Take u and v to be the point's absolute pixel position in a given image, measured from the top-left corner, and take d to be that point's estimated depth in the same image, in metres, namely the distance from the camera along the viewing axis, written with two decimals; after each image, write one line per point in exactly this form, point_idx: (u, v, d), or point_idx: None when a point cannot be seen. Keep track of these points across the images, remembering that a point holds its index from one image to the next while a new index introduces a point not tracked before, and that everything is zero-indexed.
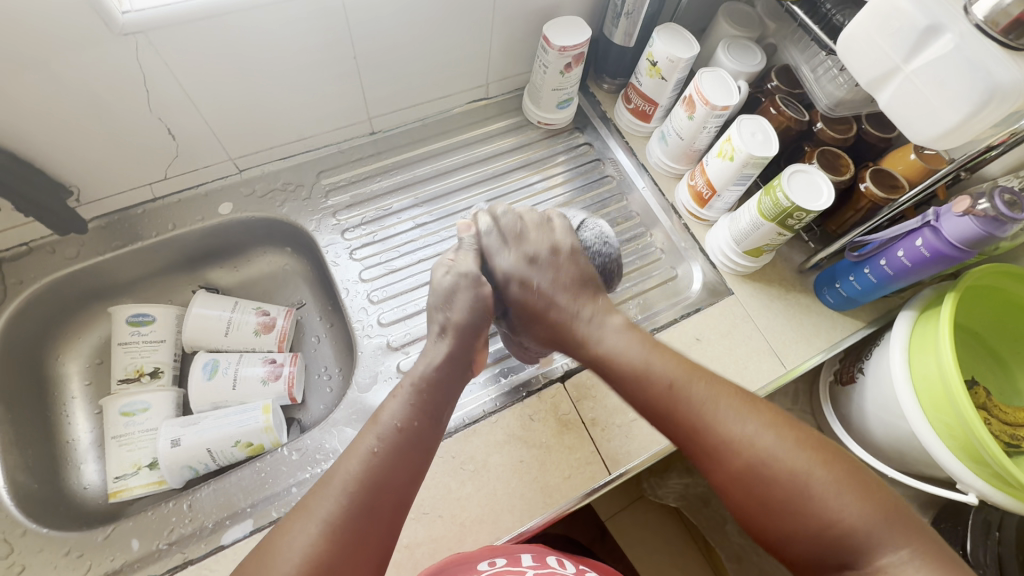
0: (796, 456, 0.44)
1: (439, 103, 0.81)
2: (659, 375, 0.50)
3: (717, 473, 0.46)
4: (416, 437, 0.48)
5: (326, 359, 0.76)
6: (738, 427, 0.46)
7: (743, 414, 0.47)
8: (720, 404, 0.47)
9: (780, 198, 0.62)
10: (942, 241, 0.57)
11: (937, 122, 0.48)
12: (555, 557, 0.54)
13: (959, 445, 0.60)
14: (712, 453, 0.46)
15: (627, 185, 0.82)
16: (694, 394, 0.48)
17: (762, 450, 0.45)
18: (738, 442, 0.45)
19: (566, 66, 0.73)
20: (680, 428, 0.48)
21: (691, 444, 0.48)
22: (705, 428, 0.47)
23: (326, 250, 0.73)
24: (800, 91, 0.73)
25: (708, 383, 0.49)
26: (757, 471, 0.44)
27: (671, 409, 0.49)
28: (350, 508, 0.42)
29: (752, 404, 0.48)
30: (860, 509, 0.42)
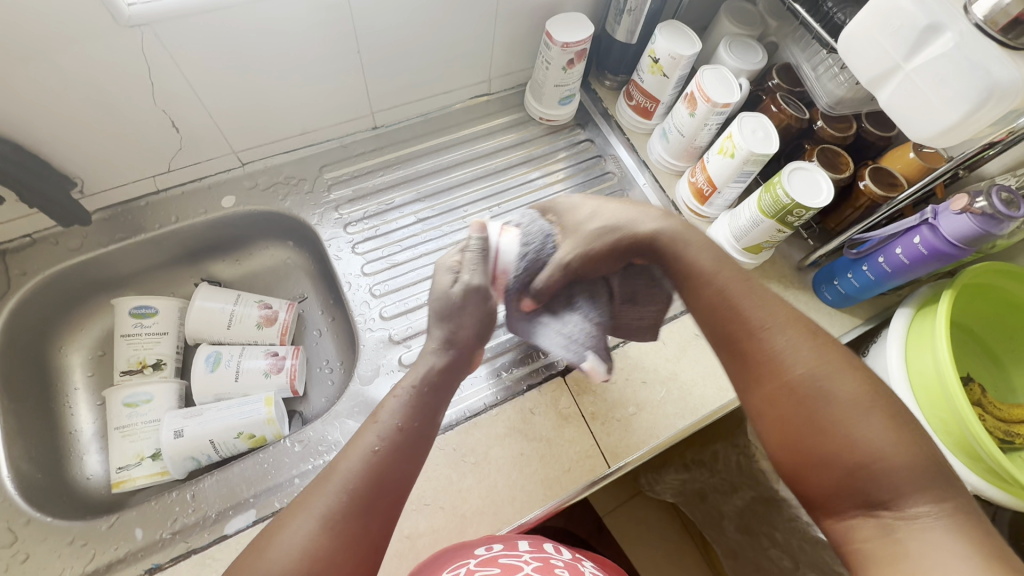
0: (845, 387, 0.44)
1: (441, 98, 0.81)
2: (728, 286, 0.50)
3: (761, 390, 0.47)
4: (414, 435, 0.47)
5: (328, 352, 0.77)
6: (798, 343, 0.46)
7: (804, 340, 0.46)
8: (782, 325, 0.47)
9: (780, 195, 0.63)
10: (940, 239, 0.58)
11: (935, 120, 0.48)
12: (552, 544, 0.54)
13: (953, 440, 0.61)
14: (760, 369, 0.47)
15: (628, 182, 0.83)
16: (756, 312, 0.48)
17: (812, 377, 0.45)
18: (790, 365, 0.46)
19: (568, 63, 0.74)
20: (735, 341, 0.49)
21: (746, 350, 0.48)
22: (758, 344, 0.47)
23: (328, 243, 0.73)
24: (800, 89, 0.73)
25: (774, 300, 0.49)
26: (802, 394, 0.45)
27: (730, 322, 0.49)
28: (349, 505, 0.43)
29: (815, 333, 0.47)
30: (901, 448, 0.41)
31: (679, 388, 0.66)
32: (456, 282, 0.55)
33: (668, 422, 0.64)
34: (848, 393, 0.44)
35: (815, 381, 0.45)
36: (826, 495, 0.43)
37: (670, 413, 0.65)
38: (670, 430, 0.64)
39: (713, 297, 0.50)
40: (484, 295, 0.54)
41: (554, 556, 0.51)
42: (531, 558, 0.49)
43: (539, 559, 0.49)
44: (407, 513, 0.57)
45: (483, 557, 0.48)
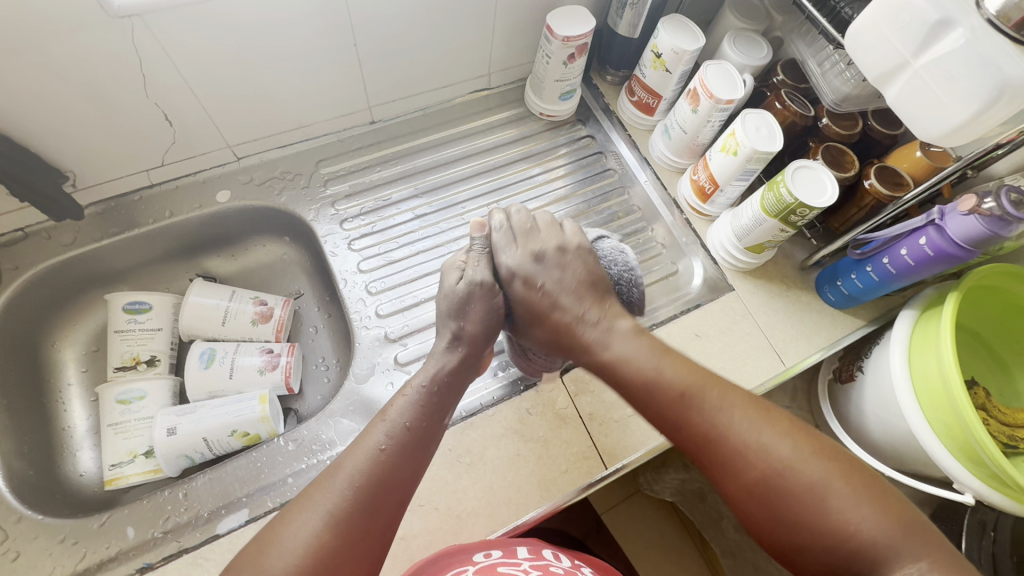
0: (813, 467, 0.42)
1: (440, 92, 0.80)
2: (674, 378, 0.47)
3: (730, 486, 0.44)
4: (421, 433, 0.47)
5: (324, 350, 0.76)
6: (750, 433, 0.44)
7: (760, 423, 0.45)
8: (734, 412, 0.45)
9: (783, 194, 0.61)
10: (947, 240, 0.56)
11: (944, 119, 0.47)
12: (550, 551, 0.54)
13: (957, 445, 0.60)
14: (722, 464, 0.44)
15: (629, 179, 0.81)
16: (707, 399, 0.46)
17: (779, 463, 0.43)
18: (754, 455, 0.43)
19: (569, 57, 0.72)
20: (691, 439, 0.46)
21: (704, 454, 0.45)
22: (717, 437, 0.45)
23: (324, 240, 0.72)
24: (805, 86, 0.72)
25: (721, 391, 0.47)
26: (773, 484, 0.43)
27: (682, 415, 0.46)
28: (356, 500, 0.42)
29: (771, 411, 0.45)
30: (880, 520, 0.40)
31: None
32: (462, 278, 0.57)
33: None
34: (818, 471, 0.42)
35: (783, 467, 0.43)
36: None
37: None
38: None
39: (660, 387, 0.48)
40: (490, 290, 0.55)
41: (553, 564, 0.50)
42: (530, 567, 0.48)
43: (539, 568, 0.48)
44: None
45: (482, 565, 0.48)
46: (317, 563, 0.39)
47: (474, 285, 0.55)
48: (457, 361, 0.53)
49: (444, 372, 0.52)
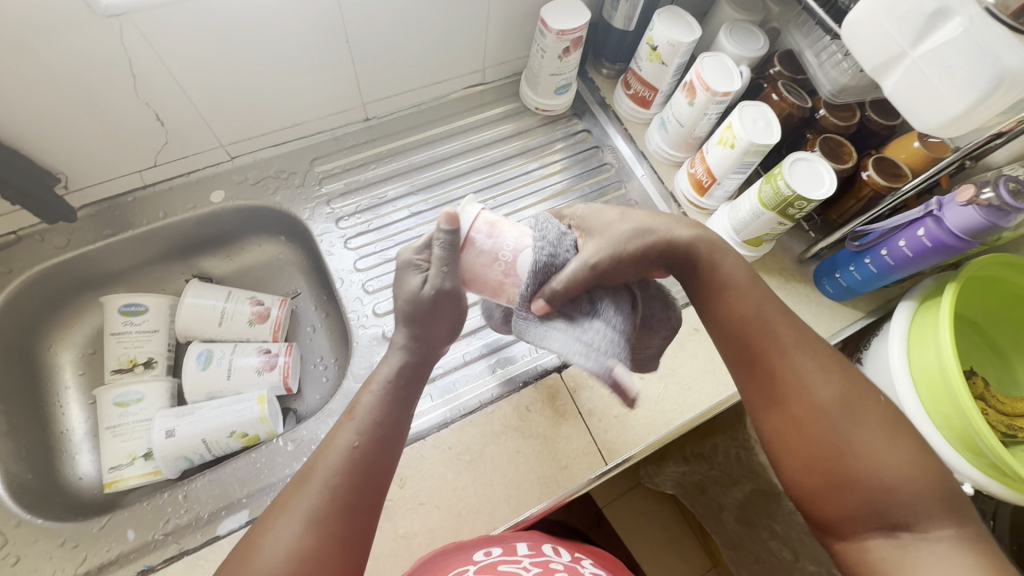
0: (868, 420, 0.46)
1: (434, 88, 0.79)
2: (767, 307, 0.50)
3: (790, 412, 0.48)
4: (388, 432, 0.47)
5: (322, 349, 0.76)
6: (822, 374, 0.48)
7: (831, 372, 0.48)
8: (809, 354, 0.49)
9: (781, 186, 0.61)
10: (945, 231, 0.56)
11: (942, 110, 0.47)
12: (550, 546, 0.54)
13: (956, 436, 0.60)
14: (786, 390, 0.48)
15: (626, 173, 0.81)
16: (788, 335, 0.50)
17: (834, 405, 0.46)
18: (816, 388, 0.47)
19: (564, 51, 0.72)
20: (756, 354, 0.49)
21: (766, 374, 0.49)
22: (786, 368, 0.48)
23: (320, 239, 0.71)
24: (802, 77, 0.71)
25: (799, 327, 0.50)
26: (829, 417, 0.46)
27: (760, 344, 0.49)
28: (330, 503, 0.42)
29: (846, 366, 0.49)
30: (920, 479, 0.44)
31: (677, 384, 0.65)
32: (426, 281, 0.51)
33: (666, 418, 0.63)
34: (872, 422, 0.46)
35: (843, 405, 0.46)
36: (848, 519, 0.44)
37: (668, 409, 0.64)
38: (668, 426, 0.63)
39: (751, 319, 0.50)
40: (455, 300, 0.51)
41: (553, 560, 0.51)
42: (531, 563, 0.49)
43: (539, 565, 0.48)
44: (402, 512, 0.56)
45: (484, 563, 0.47)
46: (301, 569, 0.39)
47: (441, 293, 0.50)
48: (416, 358, 0.50)
49: (408, 366, 0.50)
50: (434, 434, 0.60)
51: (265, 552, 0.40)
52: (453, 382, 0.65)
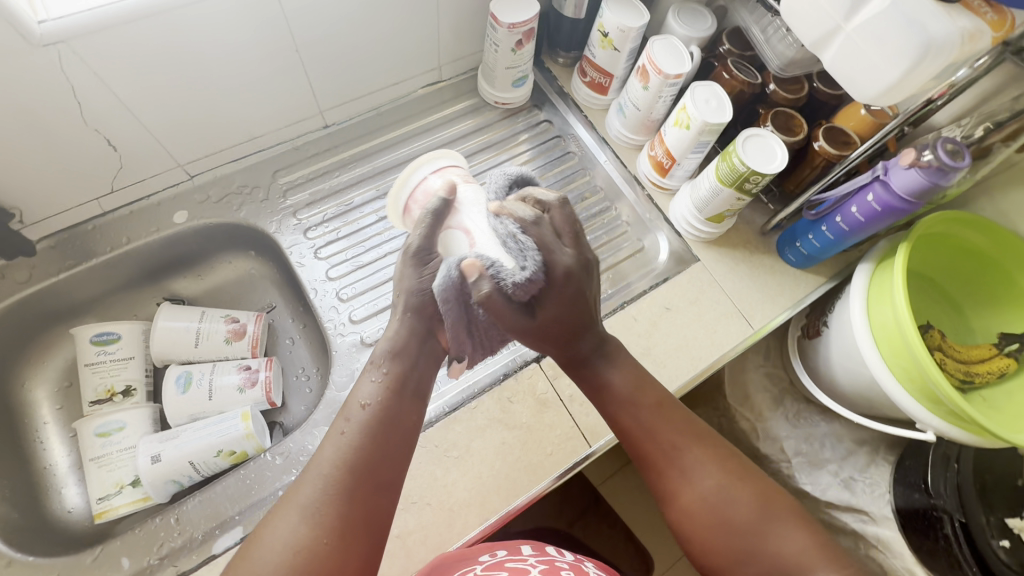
0: (744, 502, 0.50)
1: (392, 90, 0.79)
2: (648, 413, 0.54)
3: (678, 508, 0.51)
4: (390, 420, 0.48)
5: (303, 360, 0.76)
6: (700, 459, 0.52)
7: (708, 463, 0.52)
8: (685, 450, 0.53)
9: (736, 163, 0.63)
10: (892, 194, 0.59)
11: (877, 79, 0.48)
12: (555, 547, 0.56)
13: (917, 388, 0.63)
14: (670, 488, 0.52)
15: (589, 160, 0.82)
16: (667, 436, 0.53)
17: (711, 496, 0.50)
18: (689, 487, 0.51)
19: (517, 44, 0.72)
20: (650, 459, 0.53)
21: (654, 470, 0.53)
22: (668, 467, 0.52)
23: (290, 251, 0.71)
24: (751, 53, 0.73)
25: (674, 415, 0.55)
26: (713, 508, 0.50)
27: (645, 450, 0.54)
28: (327, 494, 0.43)
29: (719, 451, 0.53)
30: (801, 543, 0.48)
31: (653, 362, 0.68)
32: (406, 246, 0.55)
33: None
34: (746, 508, 0.49)
35: (718, 493, 0.50)
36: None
37: None
38: None
39: (638, 427, 0.54)
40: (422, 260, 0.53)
41: (559, 558, 0.52)
42: (536, 560, 0.51)
43: (544, 561, 0.51)
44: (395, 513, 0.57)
45: (489, 562, 0.50)
46: (304, 558, 0.40)
47: (415, 253, 0.54)
48: (421, 331, 0.53)
49: (409, 340, 0.51)
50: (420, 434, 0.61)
51: (271, 543, 0.41)
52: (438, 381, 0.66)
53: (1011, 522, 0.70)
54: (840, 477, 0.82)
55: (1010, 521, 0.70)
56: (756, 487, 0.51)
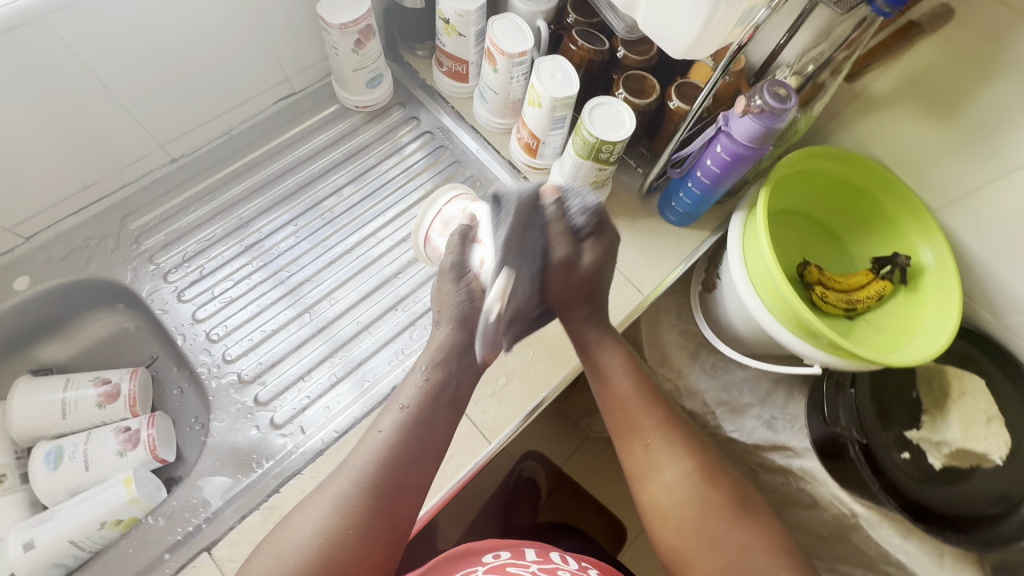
0: (712, 494, 0.56)
1: (239, 111, 0.74)
2: (635, 396, 0.61)
3: (650, 483, 0.58)
4: (415, 437, 0.54)
5: (195, 409, 0.72)
6: (676, 453, 0.58)
7: (685, 451, 0.58)
8: (664, 434, 0.59)
9: (586, 136, 0.62)
10: (736, 144, 0.59)
11: (683, 32, 0.47)
12: (559, 553, 0.63)
13: (794, 324, 0.65)
14: (646, 464, 0.58)
15: (461, 153, 0.80)
16: (645, 418, 0.60)
17: (685, 483, 0.56)
18: (666, 470, 0.57)
19: (356, 44, 0.69)
20: (629, 438, 0.60)
21: (631, 452, 0.60)
22: (646, 446, 0.59)
23: (150, 299, 0.67)
24: (597, 20, 0.71)
25: (661, 406, 0.61)
26: (684, 498, 0.56)
27: (631, 419, 0.60)
28: (359, 489, 0.51)
29: (695, 447, 0.59)
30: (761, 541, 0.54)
31: (545, 346, 0.67)
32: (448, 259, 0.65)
33: (541, 382, 0.65)
34: (715, 496, 0.56)
35: (691, 478, 0.56)
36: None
37: (541, 373, 0.66)
38: (544, 388, 0.65)
39: (625, 403, 0.61)
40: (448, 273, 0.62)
41: (561, 567, 0.60)
42: (538, 569, 0.59)
43: (546, 570, 0.58)
44: None
45: (491, 565, 0.59)
46: (329, 546, 0.48)
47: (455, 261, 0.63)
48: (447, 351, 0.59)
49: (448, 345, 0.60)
50: (310, 465, 0.58)
51: (301, 531, 0.49)
52: (327, 405, 0.63)
53: (909, 434, 0.73)
54: (763, 418, 0.84)
55: (909, 433, 0.74)
56: (724, 482, 0.57)
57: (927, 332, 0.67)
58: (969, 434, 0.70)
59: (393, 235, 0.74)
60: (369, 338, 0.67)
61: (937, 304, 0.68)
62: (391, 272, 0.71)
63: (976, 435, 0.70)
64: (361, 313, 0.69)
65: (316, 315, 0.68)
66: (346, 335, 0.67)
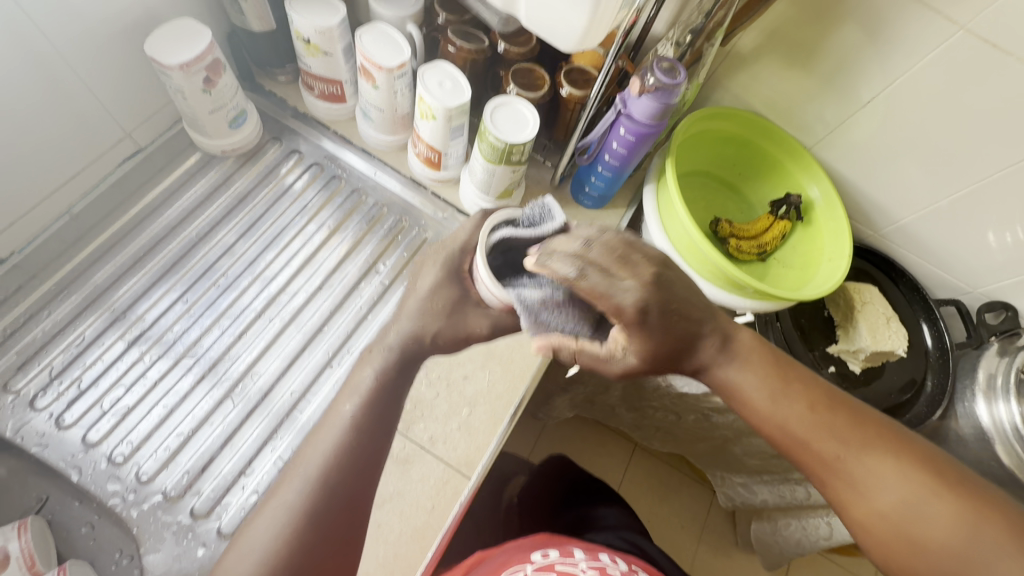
0: (910, 486, 0.44)
1: (74, 184, 0.62)
2: (784, 403, 0.48)
3: (854, 519, 0.46)
4: (372, 435, 0.50)
5: (118, 540, 0.57)
6: (844, 449, 0.46)
7: (888, 468, 0.45)
8: (858, 453, 0.46)
9: (493, 141, 0.59)
10: (638, 124, 0.60)
11: (571, 27, 0.46)
12: (608, 555, 0.61)
13: (721, 280, 0.69)
14: (845, 499, 0.46)
15: (358, 180, 0.73)
16: (794, 419, 0.48)
17: (899, 508, 0.44)
18: (874, 498, 0.45)
19: (206, 82, 0.60)
20: (794, 453, 0.48)
21: (805, 464, 0.48)
22: (838, 478, 0.46)
23: (18, 436, 0.55)
24: (469, 16, 0.68)
25: (808, 398, 0.48)
26: (896, 522, 0.44)
27: (806, 454, 0.47)
28: (328, 486, 0.47)
29: (866, 432, 0.47)
30: (961, 529, 0.43)
31: (499, 364, 0.64)
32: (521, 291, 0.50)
33: (505, 400, 0.63)
34: (944, 516, 0.43)
35: (871, 476, 0.45)
36: None
37: (503, 391, 0.63)
38: (510, 405, 0.62)
39: (785, 435, 0.48)
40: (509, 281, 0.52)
41: (611, 567, 0.58)
42: (586, 566, 0.57)
43: (593, 569, 0.56)
44: None
45: (541, 564, 0.56)
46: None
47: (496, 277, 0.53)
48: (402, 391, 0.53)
49: (386, 368, 0.52)
50: None
51: (252, 544, 0.46)
52: None
53: (830, 349, 0.82)
54: None
55: (830, 348, 0.82)
56: (905, 473, 0.45)
57: (829, 261, 0.74)
58: (877, 337, 0.77)
59: (306, 285, 0.66)
60: (309, 406, 0.60)
61: (830, 231, 0.75)
62: (314, 327, 0.64)
63: (882, 336, 0.77)
64: (293, 381, 0.61)
65: (240, 396, 0.59)
66: (280, 413, 0.59)
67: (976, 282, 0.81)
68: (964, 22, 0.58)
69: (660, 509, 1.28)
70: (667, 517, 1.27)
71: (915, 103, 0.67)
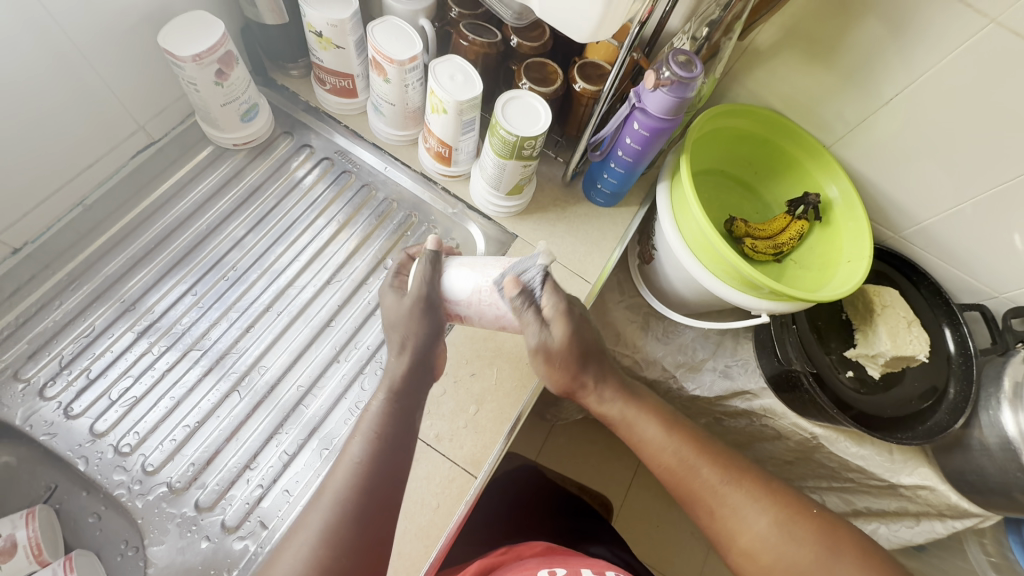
0: (777, 511, 0.54)
1: (89, 175, 0.62)
2: (676, 445, 0.58)
3: (735, 545, 0.54)
4: (393, 442, 0.51)
5: (124, 531, 0.57)
6: (712, 480, 0.56)
7: (757, 500, 0.55)
8: (732, 489, 0.55)
9: (504, 135, 0.58)
10: (652, 118, 0.59)
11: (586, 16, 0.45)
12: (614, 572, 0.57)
13: (734, 279, 0.67)
14: (725, 528, 0.55)
15: (368, 174, 0.73)
16: (676, 455, 0.58)
17: (768, 537, 0.53)
18: (745, 528, 0.54)
19: (218, 75, 0.59)
20: (682, 488, 0.57)
21: (688, 495, 0.57)
22: (719, 509, 0.55)
23: (28, 425, 0.55)
24: (481, 10, 0.67)
25: (699, 444, 0.58)
26: (762, 546, 0.53)
27: (691, 487, 0.57)
28: (356, 500, 0.47)
29: (741, 471, 0.57)
30: (810, 547, 0.52)
31: (507, 362, 0.63)
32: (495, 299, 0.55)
33: (513, 398, 0.62)
34: (802, 543, 0.52)
35: (740, 506, 0.55)
36: None
37: (511, 389, 0.62)
38: (518, 404, 0.61)
39: (675, 467, 0.57)
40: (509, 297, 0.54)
41: None
42: None
43: None
44: None
45: None
46: None
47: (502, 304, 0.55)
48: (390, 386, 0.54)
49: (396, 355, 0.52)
50: None
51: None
52: (286, 489, 0.54)
53: (848, 354, 0.79)
54: (719, 369, 0.84)
55: (847, 353, 0.80)
56: (762, 500, 0.55)
57: (848, 262, 0.71)
58: (897, 341, 0.74)
59: (314, 279, 0.66)
60: (317, 401, 0.59)
61: (850, 231, 0.73)
62: (321, 320, 0.64)
63: (903, 341, 0.74)
64: (300, 375, 0.61)
65: (248, 389, 0.59)
66: (288, 405, 0.59)
67: (1001, 287, 0.78)
68: (995, 14, 0.56)
69: (671, 515, 1.26)
70: (678, 523, 1.25)
71: (940, 100, 0.65)
